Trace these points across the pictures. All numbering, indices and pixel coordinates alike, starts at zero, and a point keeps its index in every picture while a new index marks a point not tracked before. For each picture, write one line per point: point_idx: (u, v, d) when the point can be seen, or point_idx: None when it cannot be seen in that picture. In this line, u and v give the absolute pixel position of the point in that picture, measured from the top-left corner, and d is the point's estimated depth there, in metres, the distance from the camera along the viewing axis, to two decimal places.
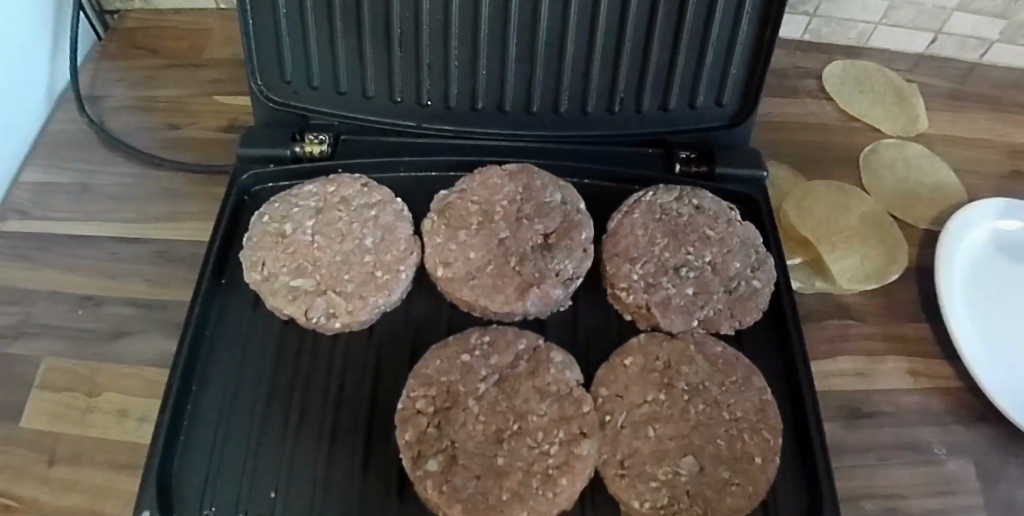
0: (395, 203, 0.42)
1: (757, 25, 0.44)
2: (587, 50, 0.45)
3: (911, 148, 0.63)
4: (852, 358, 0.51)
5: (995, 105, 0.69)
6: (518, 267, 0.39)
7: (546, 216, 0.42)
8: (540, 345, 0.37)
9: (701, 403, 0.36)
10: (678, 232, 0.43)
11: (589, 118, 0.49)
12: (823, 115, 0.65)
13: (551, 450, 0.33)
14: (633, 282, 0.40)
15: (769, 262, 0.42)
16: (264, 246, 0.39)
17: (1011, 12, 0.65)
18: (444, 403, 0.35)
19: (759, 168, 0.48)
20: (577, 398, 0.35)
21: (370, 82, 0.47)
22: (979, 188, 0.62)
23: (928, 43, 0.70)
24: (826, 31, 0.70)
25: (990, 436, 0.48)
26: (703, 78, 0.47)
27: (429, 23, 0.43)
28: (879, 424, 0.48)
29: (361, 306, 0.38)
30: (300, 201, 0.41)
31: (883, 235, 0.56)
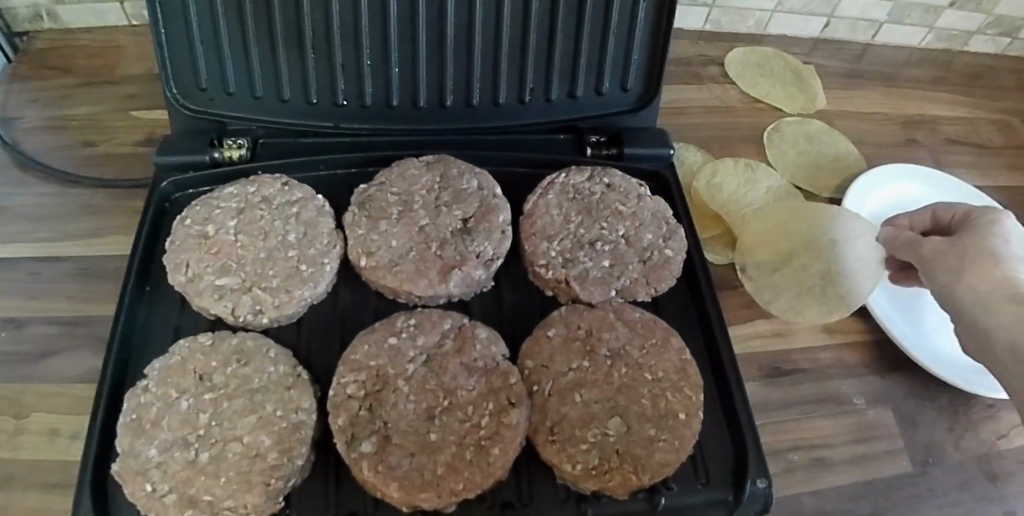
0: (317, 199, 0.43)
1: (651, 11, 0.47)
2: (495, 43, 0.47)
3: (811, 124, 0.68)
4: (770, 319, 0.54)
5: (886, 81, 0.76)
6: (438, 252, 0.41)
7: (464, 202, 0.43)
8: (464, 324, 0.38)
9: (623, 366, 0.38)
10: (592, 209, 0.45)
11: (504, 110, 0.51)
12: (730, 98, 0.70)
13: (482, 422, 0.35)
14: (551, 259, 0.42)
15: (679, 232, 0.45)
16: (187, 249, 0.40)
17: None
18: (374, 386, 0.36)
19: (665, 145, 0.51)
20: (503, 371, 0.37)
21: (286, 85, 0.47)
22: (875, 157, 0.68)
23: (822, 27, 0.77)
24: (726, 20, 0.75)
25: (900, 383, 0.52)
26: (608, 63, 0.49)
27: (340, 23, 0.45)
28: (799, 380, 0.51)
29: (287, 300, 0.38)
30: (221, 203, 0.42)
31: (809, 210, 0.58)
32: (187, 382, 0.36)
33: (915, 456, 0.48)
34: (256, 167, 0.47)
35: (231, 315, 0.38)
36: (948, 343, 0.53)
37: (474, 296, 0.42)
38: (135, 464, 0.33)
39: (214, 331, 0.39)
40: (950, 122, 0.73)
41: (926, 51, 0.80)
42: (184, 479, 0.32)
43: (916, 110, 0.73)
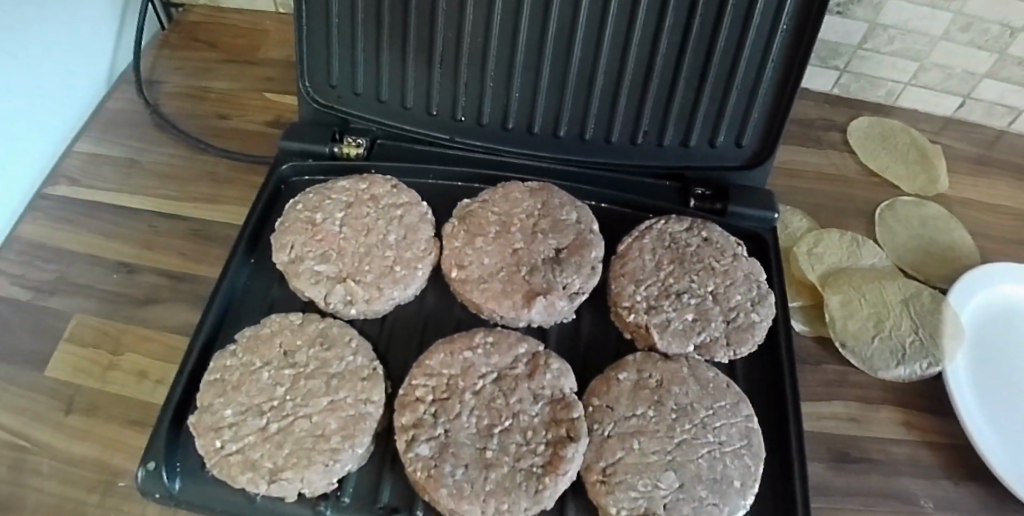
0: (421, 206, 0.45)
1: (780, 71, 0.45)
2: (615, 82, 0.47)
3: (928, 208, 0.64)
4: (848, 402, 0.51)
5: (1018, 174, 0.71)
6: (526, 276, 0.41)
7: (559, 232, 0.44)
8: (538, 350, 0.39)
9: (687, 423, 0.37)
10: (685, 259, 0.44)
11: (613, 147, 0.51)
12: (847, 168, 0.66)
13: (538, 449, 0.35)
14: (635, 303, 0.42)
15: (771, 298, 0.43)
16: (294, 231, 0.43)
17: None
18: (442, 394, 0.37)
19: (771, 209, 0.50)
20: (568, 403, 0.37)
21: (410, 94, 0.50)
22: (991, 252, 0.64)
23: (957, 106, 0.73)
24: (856, 87, 0.72)
25: (977, 497, 0.49)
26: (726, 117, 0.48)
27: (469, 45, 0.46)
28: (866, 471, 0.48)
29: (377, 296, 0.40)
30: (333, 194, 0.45)
31: (922, 303, 0.54)
32: (273, 354, 0.38)
33: None
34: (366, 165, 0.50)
35: (328, 305, 0.40)
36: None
37: (554, 325, 0.42)
38: (210, 421, 0.35)
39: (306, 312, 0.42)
40: None
41: None
42: (251, 443, 0.35)
43: None
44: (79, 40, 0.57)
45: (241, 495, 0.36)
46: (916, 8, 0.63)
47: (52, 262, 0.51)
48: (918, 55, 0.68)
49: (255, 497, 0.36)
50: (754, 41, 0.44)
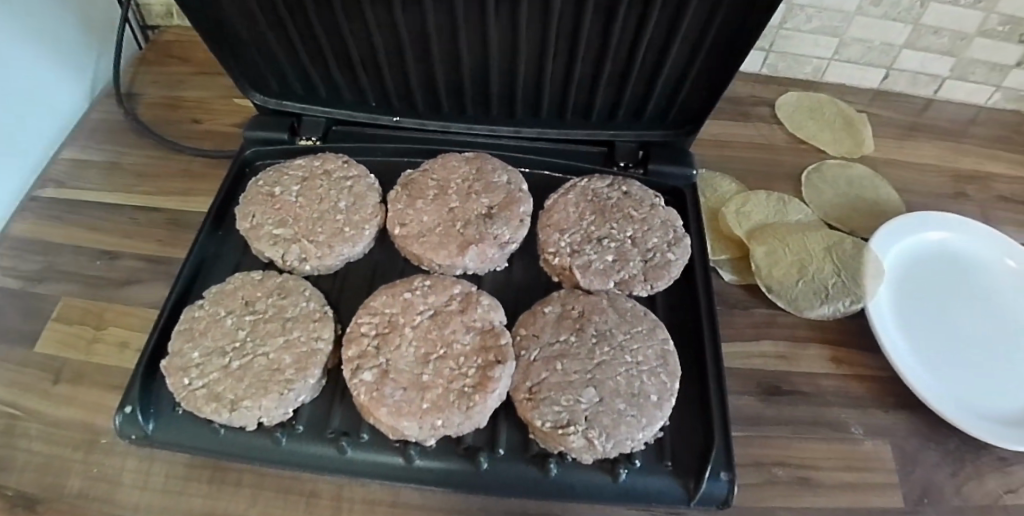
0: (369, 177, 0.50)
1: (702, 66, 0.48)
2: (535, 84, 0.51)
3: (854, 169, 0.69)
4: (776, 342, 0.55)
5: (944, 136, 0.76)
6: (462, 230, 0.46)
7: (493, 192, 0.49)
8: (472, 291, 0.43)
9: (607, 345, 0.41)
10: (607, 210, 0.49)
11: (544, 121, 0.56)
12: (775, 137, 0.71)
13: (470, 372, 0.39)
14: (560, 248, 0.46)
15: (686, 240, 0.47)
16: (255, 203, 0.47)
17: (958, 50, 0.74)
18: (384, 329, 0.41)
19: (688, 167, 0.54)
20: (497, 333, 0.41)
21: (346, 93, 0.55)
22: (917, 205, 0.68)
23: (881, 79, 0.79)
24: (783, 65, 0.78)
25: (906, 421, 0.52)
26: (649, 100, 0.52)
27: (386, 63, 0.50)
28: (797, 401, 0.52)
29: (328, 253, 0.45)
30: (290, 171, 0.50)
31: (844, 250, 0.58)
32: (235, 304, 0.42)
33: (910, 494, 0.48)
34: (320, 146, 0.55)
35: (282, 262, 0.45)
36: (959, 394, 0.53)
37: (488, 273, 0.47)
38: (179, 362, 0.39)
39: (267, 271, 0.46)
40: (1007, 181, 0.72)
41: (992, 110, 0.80)
42: (214, 379, 0.39)
43: (971, 166, 0.73)
44: (57, 57, 0.63)
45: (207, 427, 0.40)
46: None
47: (38, 254, 0.55)
48: (836, 32, 0.73)
49: (219, 428, 0.39)
50: (674, 51, 0.46)
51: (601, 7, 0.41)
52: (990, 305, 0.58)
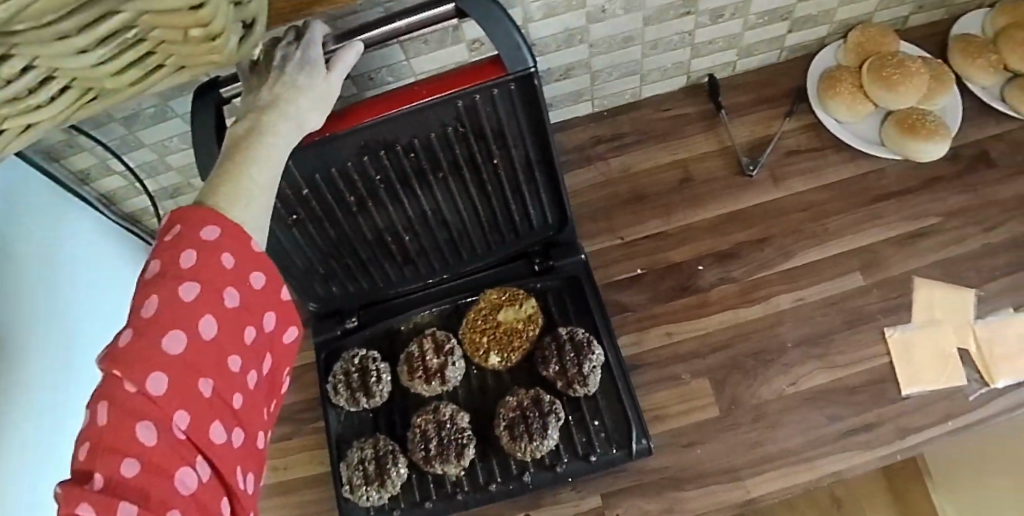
0: (371, 352, 0.83)
1: (577, 307, 0.82)
2: (481, 282, 0.87)
3: (669, 176, 0.91)
4: (628, 333, 0.84)
5: (748, 107, 0.95)
6: (429, 370, 0.80)
7: (444, 337, 0.81)
8: (446, 408, 0.80)
9: (521, 418, 0.76)
10: (514, 330, 0.80)
11: (486, 270, 0.87)
12: (610, 170, 0.92)
13: (456, 450, 0.77)
14: (491, 359, 0.80)
15: (565, 332, 0.79)
16: (331, 382, 0.84)
17: (736, 43, 0.92)
18: (417, 442, 0.79)
19: (577, 253, 0.83)
20: (463, 430, 0.78)
21: (366, 321, 0.88)
22: (723, 189, 0.90)
23: (685, 80, 0.95)
24: (608, 100, 0.95)
25: (720, 360, 0.83)
26: (547, 284, 0.83)
27: (401, 324, 0.86)
28: (646, 369, 0.83)
29: (375, 400, 0.82)
30: (344, 357, 0.84)
31: (662, 261, 0.87)
32: (341, 451, 0.82)
33: (724, 405, 0.81)
34: (349, 342, 0.86)
35: (340, 431, 0.83)
36: (739, 333, 0.84)
37: (456, 383, 0.81)
38: (336, 486, 0.80)
39: (347, 417, 0.83)
40: (797, 131, 0.93)
41: (787, 61, 0.98)
42: (345, 487, 0.79)
43: (770, 127, 0.93)
44: None
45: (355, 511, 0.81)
46: (614, 53, 0.88)
47: None
48: (636, 70, 0.91)
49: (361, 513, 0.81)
50: (552, 319, 0.82)
51: (504, 366, 0.80)
52: (778, 264, 0.86)
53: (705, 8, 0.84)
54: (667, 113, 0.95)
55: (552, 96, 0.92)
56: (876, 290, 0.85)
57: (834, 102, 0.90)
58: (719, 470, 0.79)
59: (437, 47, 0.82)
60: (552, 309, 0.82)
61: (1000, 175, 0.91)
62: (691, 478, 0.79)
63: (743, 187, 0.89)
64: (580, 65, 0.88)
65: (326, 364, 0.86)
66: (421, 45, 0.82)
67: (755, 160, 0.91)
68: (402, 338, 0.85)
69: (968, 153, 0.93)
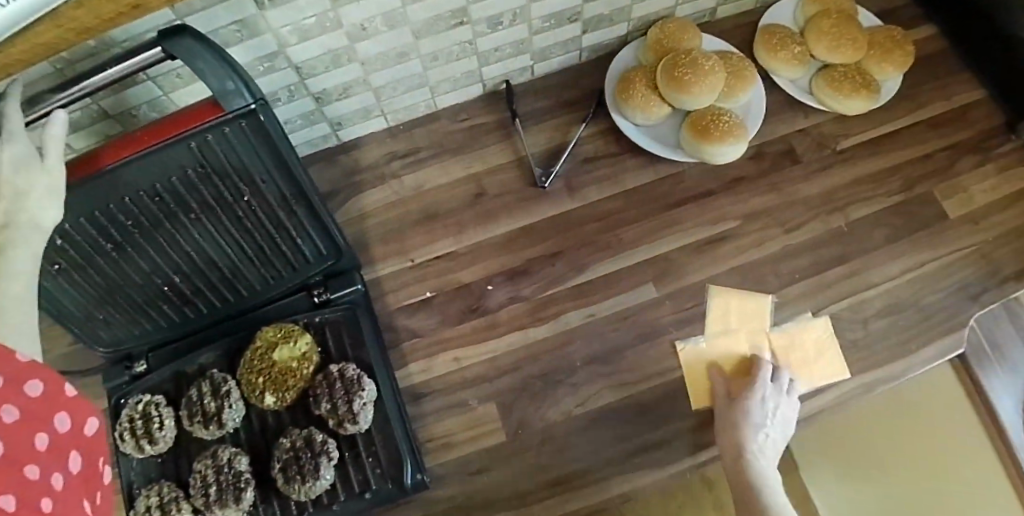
0: (156, 396, 0.82)
1: (354, 339, 0.79)
2: (269, 314, 0.85)
3: (462, 191, 0.88)
4: (417, 361, 0.82)
5: (547, 113, 0.91)
6: (206, 413, 0.78)
7: (221, 379, 0.80)
8: (225, 450, 0.78)
9: (295, 457, 0.76)
10: (287, 369, 0.78)
11: (274, 302, 0.85)
12: (405, 189, 0.88)
13: (233, 494, 0.76)
14: (268, 400, 0.78)
15: (338, 368, 0.77)
16: (115, 430, 0.82)
17: (527, 47, 0.88)
18: (198, 487, 0.77)
19: (356, 284, 0.81)
20: (241, 473, 0.77)
21: (156, 362, 0.86)
22: (517, 203, 0.87)
23: (482, 87, 0.92)
24: (402, 113, 0.91)
25: (507, 383, 0.81)
26: (324, 315, 0.80)
27: (187, 365, 0.83)
28: (434, 397, 0.81)
29: (159, 446, 0.80)
30: (127, 403, 0.82)
31: (453, 281, 0.84)
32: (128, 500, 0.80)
33: (510, 429, 0.80)
34: (134, 388, 0.83)
35: (126, 480, 0.81)
36: (526, 353, 0.82)
37: (236, 425, 0.80)
38: None
39: (134, 464, 0.81)
40: (595, 138, 0.90)
41: (592, 61, 0.95)
42: None
43: (568, 133, 0.90)
44: None
45: None
46: (391, 68, 0.83)
47: None
48: (423, 82, 0.87)
49: None
50: (333, 352, 0.80)
51: (283, 405, 0.79)
52: (569, 281, 0.84)
53: (478, 17, 0.80)
54: (464, 125, 0.91)
55: (338, 115, 0.87)
56: (669, 301, 0.84)
57: (627, 105, 0.86)
58: (507, 496, 0.78)
59: (194, 80, 0.79)
60: (330, 344, 0.80)
61: (804, 172, 0.90)
62: (477, 506, 0.78)
63: (538, 199, 0.87)
64: (358, 82, 0.83)
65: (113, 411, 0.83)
66: (174, 78, 0.77)
67: (548, 170, 0.88)
68: (187, 381, 0.83)
69: (772, 150, 0.91)
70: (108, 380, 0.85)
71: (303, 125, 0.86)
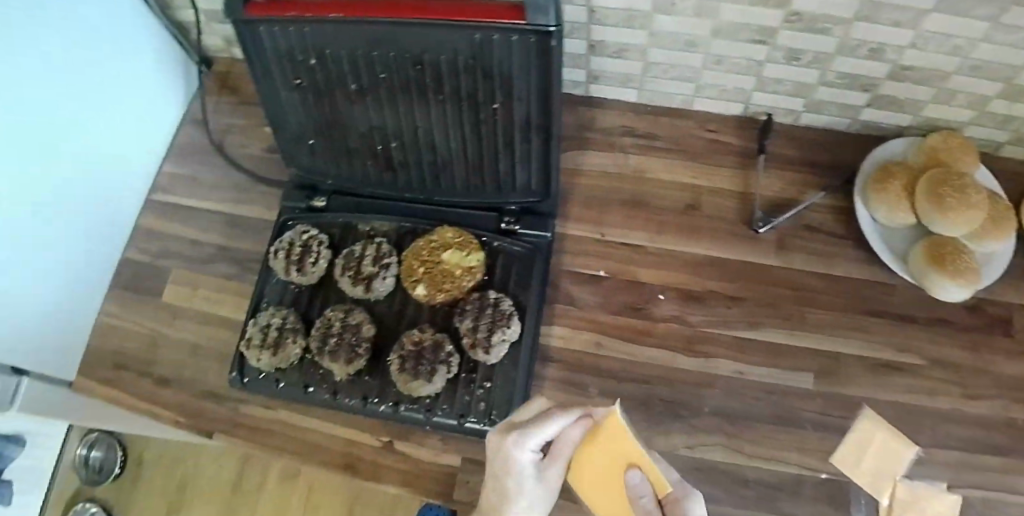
0: (321, 235, 0.84)
1: (521, 278, 0.80)
2: (447, 217, 0.86)
3: (678, 195, 0.87)
4: (562, 326, 0.83)
5: (791, 164, 0.88)
6: (361, 274, 0.80)
7: (386, 250, 0.82)
8: (360, 315, 0.80)
9: (416, 354, 0.76)
10: (450, 273, 0.79)
11: (458, 208, 0.86)
12: (625, 167, 0.89)
13: (348, 356, 0.77)
14: (418, 290, 0.79)
15: (495, 297, 0.77)
16: (273, 245, 0.85)
17: (805, 93, 0.85)
18: (321, 333, 0.80)
19: (546, 231, 0.82)
20: (364, 341, 0.78)
21: (334, 206, 0.89)
22: (724, 233, 0.85)
23: (743, 109, 0.90)
24: (656, 97, 0.91)
25: (633, 391, 0.80)
26: (505, 241, 0.82)
27: (361, 222, 0.86)
28: (561, 367, 0.82)
29: (304, 280, 0.83)
30: (295, 228, 0.85)
31: (630, 270, 0.84)
32: (254, 310, 0.84)
33: None
34: (307, 217, 0.87)
35: (262, 292, 0.84)
36: (665, 373, 0.81)
37: (379, 297, 0.81)
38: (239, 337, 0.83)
39: (275, 283, 0.85)
40: (825, 211, 0.86)
41: (857, 136, 0.90)
42: (245, 341, 0.81)
43: (803, 194, 0.87)
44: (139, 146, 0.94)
45: (247, 369, 0.83)
46: (675, 51, 0.83)
47: (158, 241, 0.96)
48: (692, 78, 0.86)
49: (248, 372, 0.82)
50: (495, 279, 0.81)
51: (428, 302, 0.80)
52: (739, 329, 0.82)
53: (781, 44, 0.78)
54: (708, 135, 0.90)
55: (602, 70, 0.88)
56: (818, 399, 0.81)
57: (874, 197, 0.81)
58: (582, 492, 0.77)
59: None
60: (496, 271, 0.82)
61: (1012, 349, 0.83)
62: None
63: (743, 240, 0.85)
64: (637, 49, 0.83)
65: (279, 228, 0.87)
66: None
67: (769, 219, 0.85)
68: (354, 236, 0.85)
69: (990, 310, 0.84)
70: (288, 200, 0.89)
71: (569, 63, 0.88)
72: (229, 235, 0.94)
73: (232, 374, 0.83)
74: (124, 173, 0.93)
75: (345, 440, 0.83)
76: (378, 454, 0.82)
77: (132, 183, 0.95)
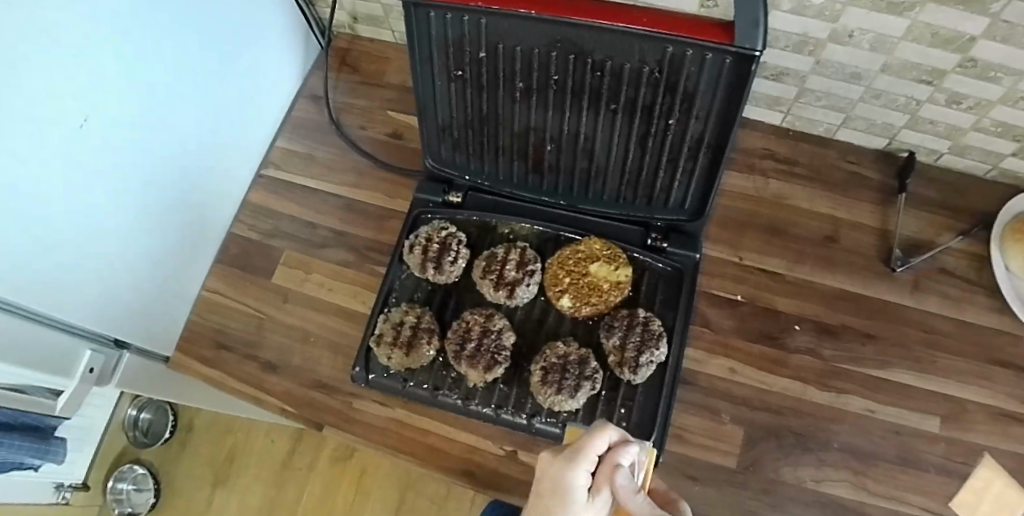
0: (459, 234, 0.82)
1: (665, 299, 0.80)
2: (588, 225, 0.84)
3: (814, 224, 0.88)
4: (696, 348, 0.83)
5: (926, 204, 0.89)
6: (503, 278, 0.78)
7: (529, 256, 0.80)
8: (500, 320, 0.78)
9: (560, 367, 0.74)
10: (597, 286, 0.78)
11: (600, 217, 0.84)
12: (765, 190, 0.90)
13: (487, 362, 0.75)
14: (563, 301, 0.78)
15: (644, 316, 0.76)
16: (408, 239, 0.82)
17: (956, 136, 0.84)
18: (458, 335, 0.77)
19: (694, 252, 0.80)
20: (505, 348, 0.76)
21: (470, 202, 0.87)
22: (859, 268, 0.86)
23: (886, 143, 0.90)
24: (801, 123, 0.91)
25: (764, 419, 0.80)
26: (651, 259, 0.81)
27: (502, 222, 0.85)
28: (692, 389, 0.81)
29: (440, 278, 0.80)
30: (432, 223, 0.83)
31: (767, 295, 0.85)
32: (382, 304, 0.81)
33: (743, 463, 0.78)
34: (443, 213, 0.85)
35: (391, 286, 0.82)
36: (797, 404, 0.81)
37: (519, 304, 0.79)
38: (367, 331, 0.80)
39: (406, 277, 0.83)
40: (960, 255, 0.87)
41: (995, 182, 0.90)
42: (374, 336, 0.79)
43: (938, 236, 0.87)
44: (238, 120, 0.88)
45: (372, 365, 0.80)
46: (835, 80, 0.82)
47: (269, 218, 0.93)
48: (844, 109, 0.86)
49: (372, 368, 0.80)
50: (639, 297, 0.80)
51: (571, 314, 0.79)
52: (874, 366, 0.82)
53: (947, 86, 0.76)
54: (848, 165, 0.91)
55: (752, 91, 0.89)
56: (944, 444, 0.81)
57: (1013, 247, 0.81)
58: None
59: None
60: (641, 288, 0.81)
61: None
62: None
63: (878, 276, 0.85)
64: (795, 74, 0.83)
65: (414, 221, 0.85)
66: None
67: (905, 259, 0.86)
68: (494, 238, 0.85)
69: None
70: (423, 192, 0.86)
71: None
72: (347, 220, 0.92)
73: (354, 368, 0.80)
74: (229, 148, 0.88)
75: (464, 445, 0.81)
76: (501, 462, 0.80)
77: (234, 157, 0.90)
